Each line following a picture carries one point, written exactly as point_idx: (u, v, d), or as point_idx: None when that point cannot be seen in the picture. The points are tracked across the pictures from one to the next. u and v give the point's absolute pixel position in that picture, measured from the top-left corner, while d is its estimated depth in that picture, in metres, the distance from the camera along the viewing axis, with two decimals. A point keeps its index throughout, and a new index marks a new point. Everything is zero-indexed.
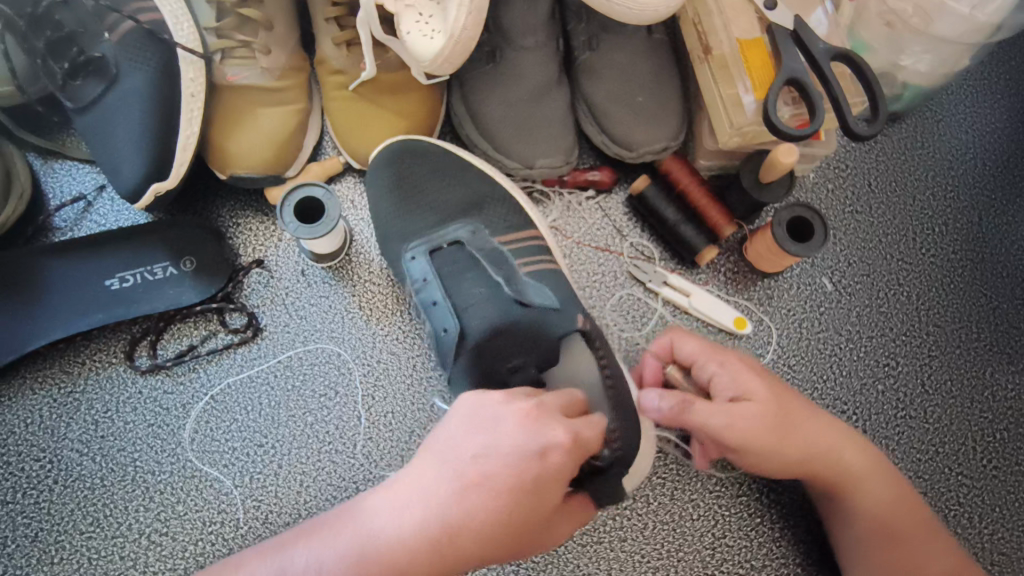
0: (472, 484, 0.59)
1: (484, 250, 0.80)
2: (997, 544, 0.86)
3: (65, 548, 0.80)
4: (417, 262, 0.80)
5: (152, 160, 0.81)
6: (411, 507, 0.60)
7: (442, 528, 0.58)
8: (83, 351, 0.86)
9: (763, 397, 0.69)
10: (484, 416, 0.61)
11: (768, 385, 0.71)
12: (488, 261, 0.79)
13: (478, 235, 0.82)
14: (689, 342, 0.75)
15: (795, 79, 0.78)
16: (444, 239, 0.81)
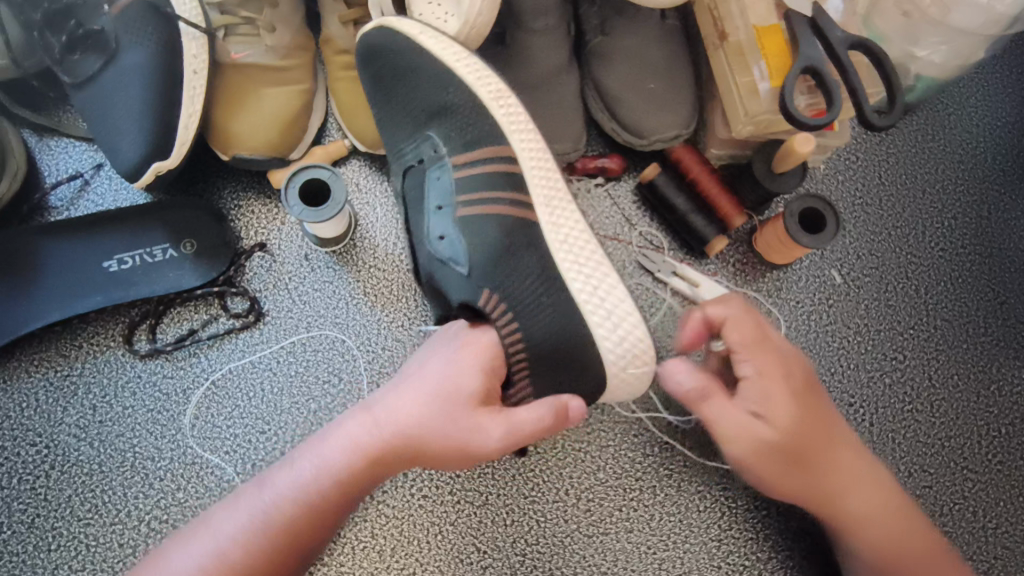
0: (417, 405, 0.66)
1: (435, 178, 0.76)
2: (1000, 538, 0.86)
3: (62, 535, 0.78)
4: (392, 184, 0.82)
5: (152, 138, 0.78)
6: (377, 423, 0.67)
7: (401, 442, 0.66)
8: (80, 334, 0.84)
9: (785, 419, 0.69)
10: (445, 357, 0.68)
11: (799, 400, 0.70)
12: (431, 190, 0.76)
13: (434, 156, 0.76)
14: (737, 330, 0.70)
15: (812, 67, 0.76)
16: (407, 157, 0.78)
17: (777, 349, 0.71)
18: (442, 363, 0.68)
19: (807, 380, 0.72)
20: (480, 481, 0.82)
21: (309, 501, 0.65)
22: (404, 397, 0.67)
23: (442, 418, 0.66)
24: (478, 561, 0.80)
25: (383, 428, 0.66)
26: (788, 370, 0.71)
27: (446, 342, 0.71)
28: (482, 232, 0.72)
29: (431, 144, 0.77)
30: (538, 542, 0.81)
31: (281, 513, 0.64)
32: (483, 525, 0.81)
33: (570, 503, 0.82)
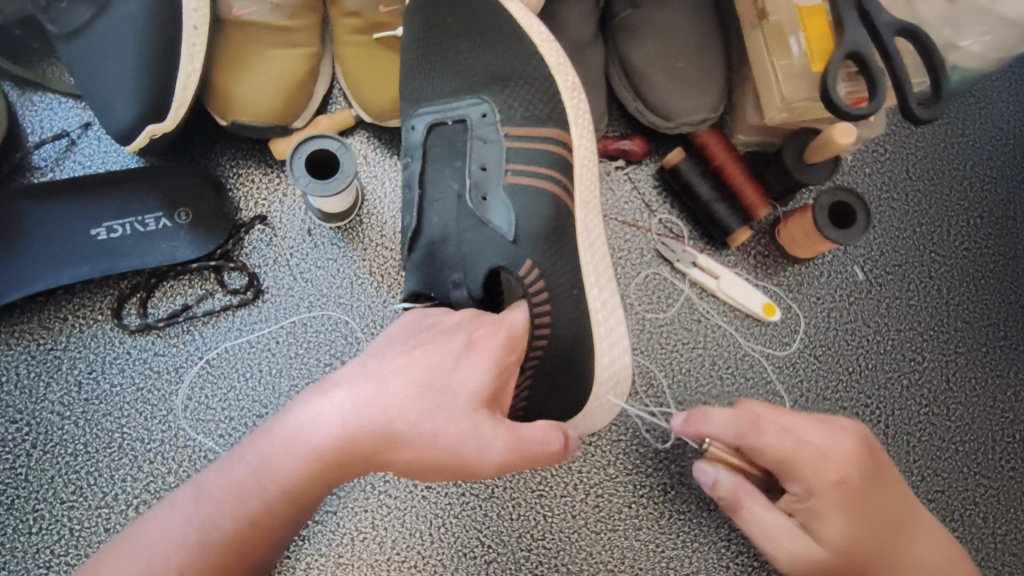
0: (400, 394, 0.56)
1: (483, 143, 0.73)
2: (1009, 545, 0.84)
3: (43, 517, 0.74)
4: (414, 134, 0.75)
5: (146, 98, 0.72)
6: (349, 415, 0.56)
7: (373, 437, 0.55)
8: (64, 306, 0.78)
9: (836, 534, 0.62)
10: (435, 338, 0.59)
11: (850, 512, 0.62)
12: (476, 152, 0.73)
13: (485, 121, 0.74)
14: (765, 438, 0.64)
15: (857, 53, 0.71)
16: (450, 115, 0.74)
17: (815, 453, 0.63)
18: (434, 351, 0.58)
19: (858, 480, 0.63)
20: (486, 474, 0.79)
21: (253, 516, 0.57)
22: (377, 400, 0.56)
23: (419, 433, 0.55)
24: (481, 555, 0.78)
25: (346, 437, 0.55)
26: (831, 479, 0.62)
27: (446, 335, 0.59)
28: (513, 206, 0.71)
29: (480, 108, 0.74)
30: (544, 538, 0.78)
31: (225, 530, 0.57)
32: (487, 518, 0.78)
33: (579, 498, 0.79)
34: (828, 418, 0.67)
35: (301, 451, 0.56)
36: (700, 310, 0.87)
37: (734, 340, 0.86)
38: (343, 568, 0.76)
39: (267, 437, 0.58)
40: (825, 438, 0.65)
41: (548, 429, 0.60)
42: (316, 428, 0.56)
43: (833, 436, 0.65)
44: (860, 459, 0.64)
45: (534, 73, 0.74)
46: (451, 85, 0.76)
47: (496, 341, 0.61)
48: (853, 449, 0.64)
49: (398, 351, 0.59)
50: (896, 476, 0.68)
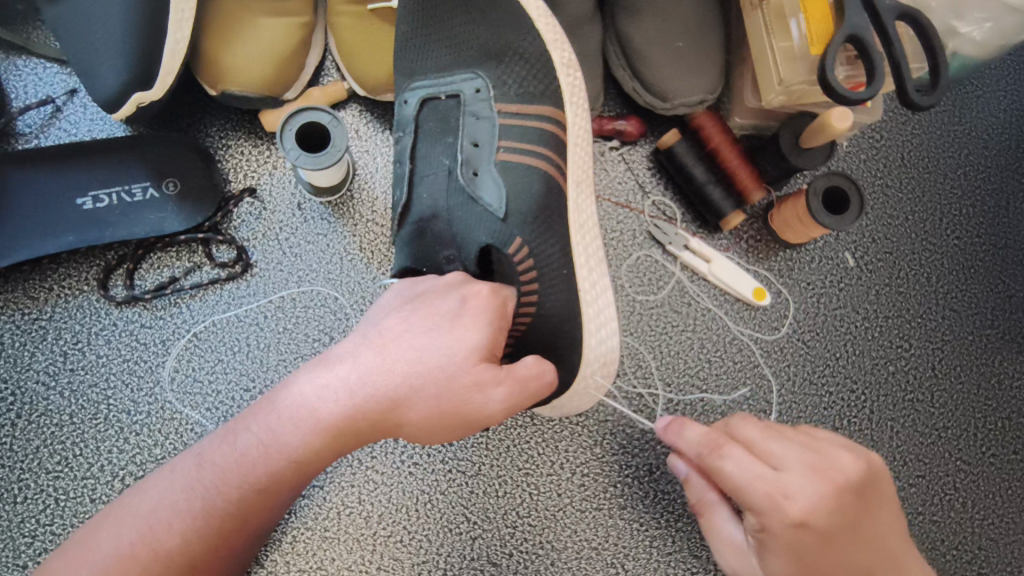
0: (396, 369, 0.56)
1: (476, 119, 0.72)
2: (986, 530, 0.86)
3: (29, 487, 0.74)
4: (406, 108, 0.74)
5: (132, 65, 0.70)
6: (348, 389, 0.56)
7: (372, 409, 0.56)
8: (50, 275, 0.78)
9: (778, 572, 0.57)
10: (430, 310, 0.58)
11: (801, 556, 0.54)
12: (469, 128, 0.72)
13: (479, 96, 0.73)
14: (724, 463, 0.57)
15: (857, 36, 0.70)
16: (444, 89, 0.73)
17: (778, 492, 0.54)
18: (430, 323, 0.57)
19: (824, 527, 0.54)
20: (474, 451, 0.79)
21: (257, 484, 0.58)
22: (378, 368, 0.56)
23: (419, 399, 0.56)
24: (467, 531, 0.78)
25: (349, 405, 0.56)
26: (787, 523, 0.53)
27: (441, 299, 0.59)
28: (503, 184, 0.70)
29: (474, 83, 0.73)
30: (530, 515, 0.79)
31: (225, 498, 0.58)
32: (473, 495, 0.79)
33: (564, 477, 0.80)
34: (819, 452, 0.56)
35: (304, 419, 0.56)
36: (691, 293, 0.87)
37: (724, 323, 0.87)
38: (329, 541, 0.77)
39: (270, 407, 0.58)
40: (800, 477, 0.54)
41: (538, 362, 0.60)
42: (318, 398, 0.56)
43: (810, 474, 0.54)
44: (839, 504, 0.54)
45: (529, 49, 0.73)
46: (444, 59, 0.74)
47: (490, 309, 0.59)
48: (828, 496, 0.54)
49: (397, 318, 0.58)
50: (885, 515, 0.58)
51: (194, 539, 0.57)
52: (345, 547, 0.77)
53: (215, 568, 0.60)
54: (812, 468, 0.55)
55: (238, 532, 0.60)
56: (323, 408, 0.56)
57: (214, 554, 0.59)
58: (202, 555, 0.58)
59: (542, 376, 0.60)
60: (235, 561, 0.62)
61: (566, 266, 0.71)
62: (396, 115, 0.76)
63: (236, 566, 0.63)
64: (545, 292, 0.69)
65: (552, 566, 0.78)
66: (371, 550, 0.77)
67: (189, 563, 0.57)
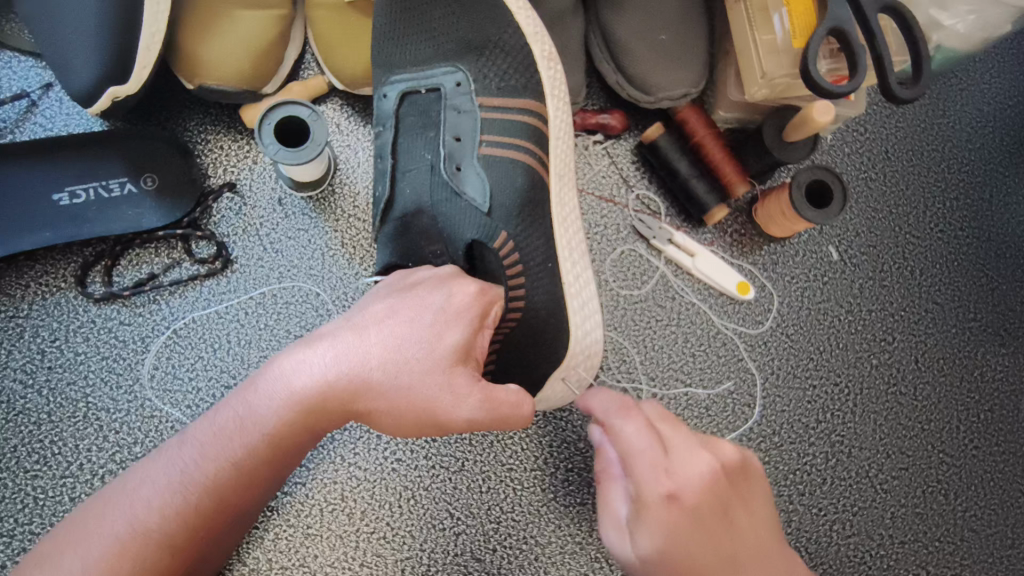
0: (374, 347, 0.56)
1: (457, 113, 0.72)
2: (968, 521, 0.86)
3: (7, 486, 0.73)
4: (386, 102, 0.74)
5: (106, 59, 0.69)
6: (326, 365, 0.56)
7: (349, 385, 0.55)
8: (27, 272, 0.77)
9: (645, 548, 0.53)
10: (413, 299, 0.58)
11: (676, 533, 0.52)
12: (450, 122, 0.71)
13: (459, 90, 0.72)
14: (624, 426, 0.56)
15: (839, 29, 0.70)
16: (425, 83, 0.73)
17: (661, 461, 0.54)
18: (410, 308, 0.57)
19: (696, 504, 0.53)
20: (457, 447, 0.79)
21: (236, 460, 0.57)
22: (358, 348, 0.56)
23: (396, 380, 0.55)
24: (450, 527, 0.78)
25: (329, 383, 0.56)
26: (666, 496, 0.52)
27: (426, 291, 0.58)
28: (486, 179, 0.70)
29: (455, 77, 0.72)
30: (513, 511, 0.79)
31: (203, 472, 0.57)
32: (456, 491, 0.79)
33: (548, 472, 0.79)
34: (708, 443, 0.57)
35: (285, 398, 0.56)
36: (676, 288, 0.87)
37: (709, 318, 0.86)
38: (312, 538, 0.76)
39: (252, 388, 0.58)
40: (687, 456, 0.54)
41: (519, 392, 0.58)
42: (299, 378, 0.56)
43: (699, 453, 0.54)
44: (715, 487, 0.54)
45: (510, 42, 0.73)
46: (425, 52, 0.74)
47: (476, 308, 0.58)
48: (706, 475, 0.54)
49: (380, 303, 0.59)
50: (765, 515, 0.57)
51: (172, 517, 0.56)
52: (329, 544, 0.76)
53: (193, 551, 0.58)
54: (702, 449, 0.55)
55: (218, 513, 0.58)
56: (303, 387, 0.56)
57: (192, 535, 0.57)
58: (181, 535, 0.57)
59: (517, 409, 0.57)
60: (213, 547, 0.61)
61: (547, 261, 0.71)
62: (376, 109, 0.75)
63: (213, 552, 0.61)
64: (527, 287, 0.68)
65: (536, 562, 0.78)
66: (354, 547, 0.76)
67: (168, 541, 0.56)
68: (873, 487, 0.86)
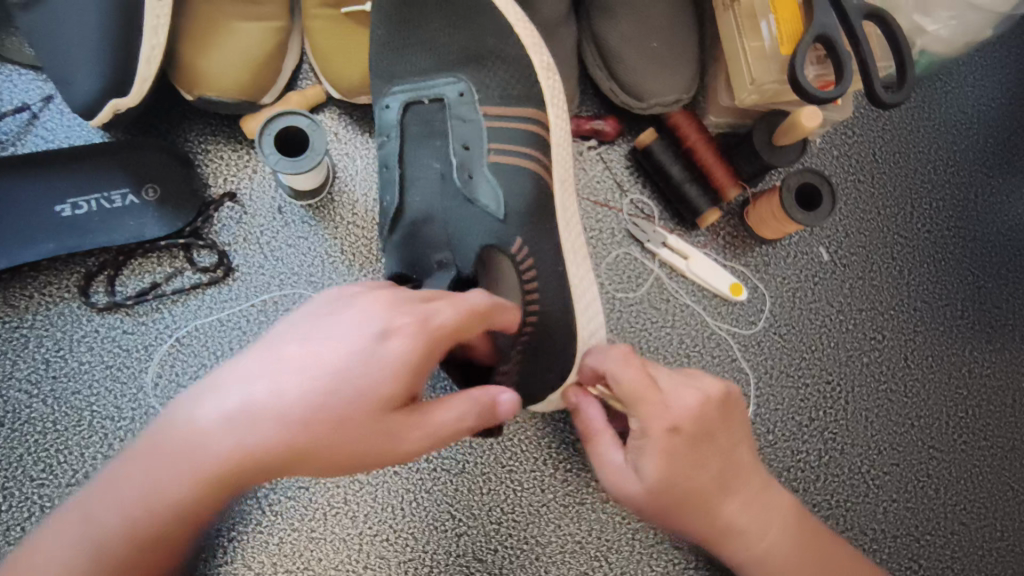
0: (304, 391, 0.46)
1: (462, 122, 0.73)
2: (958, 515, 0.88)
3: (14, 495, 0.74)
4: (388, 113, 0.75)
5: (108, 72, 0.70)
6: (239, 418, 0.45)
7: (273, 441, 0.45)
8: (30, 283, 0.78)
9: (648, 480, 0.63)
10: (351, 325, 0.48)
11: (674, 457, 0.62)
12: (457, 131, 0.73)
13: (463, 100, 0.73)
14: (621, 375, 0.63)
15: (827, 36, 0.71)
16: (427, 94, 0.74)
17: (659, 402, 0.62)
18: (351, 337, 0.47)
19: (690, 433, 0.62)
20: (457, 450, 0.80)
21: (151, 538, 0.48)
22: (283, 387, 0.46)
23: (340, 424, 0.46)
24: (452, 528, 0.79)
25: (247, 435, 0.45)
26: (664, 428, 0.62)
27: (367, 314, 0.48)
28: (498, 185, 0.71)
29: (456, 87, 0.74)
30: (514, 511, 0.80)
31: (112, 556, 0.47)
32: (458, 493, 0.80)
33: (548, 473, 0.81)
34: (697, 383, 0.65)
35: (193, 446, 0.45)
36: (670, 290, 0.88)
37: (703, 319, 0.88)
38: (315, 541, 0.77)
39: (147, 455, 0.46)
40: (675, 393, 0.63)
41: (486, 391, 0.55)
42: (210, 426, 0.45)
43: (685, 390, 0.64)
44: (702, 415, 0.63)
45: (505, 52, 0.74)
46: (423, 64, 0.75)
47: (448, 325, 0.50)
48: (697, 408, 0.63)
49: (304, 333, 0.47)
50: (741, 436, 0.68)
51: None
52: (333, 547, 0.77)
53: None
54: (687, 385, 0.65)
55: None
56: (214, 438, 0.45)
57: None
58: None
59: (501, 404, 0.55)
60: None
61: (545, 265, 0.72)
62: (377, 118, 0.77)
63: None
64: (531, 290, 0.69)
65: (537, 561, 0.80)
66: (358, 549, 0.78)
67: None
68: (865, 483, 0.88)
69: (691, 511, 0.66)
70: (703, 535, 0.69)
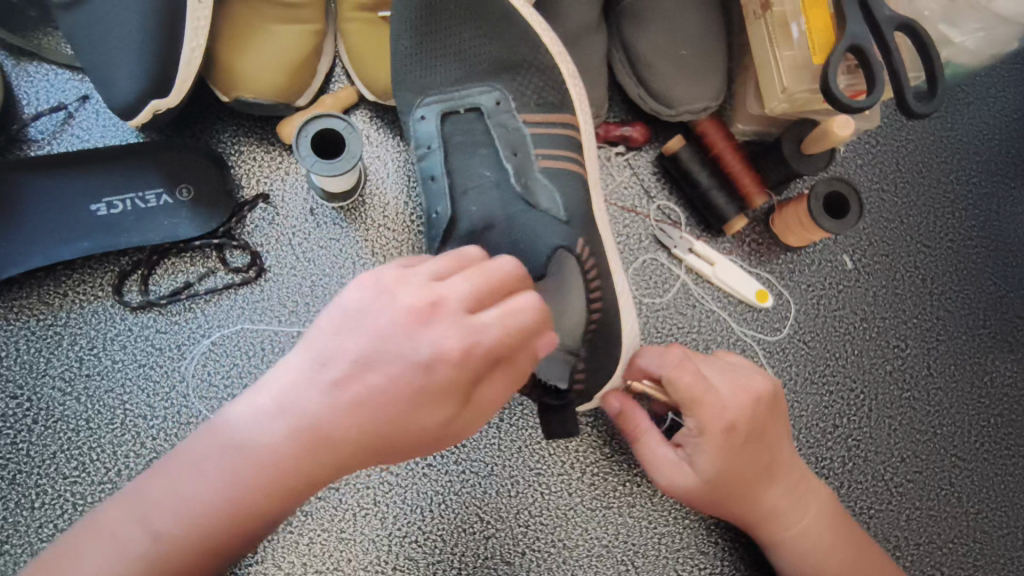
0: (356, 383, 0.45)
1: (502, 128, 0.75)
2: (980, 523, 0.88)
3: (47, 492, 0.74)
4: (424, 124, 0.75)
5: (148, 73, 0.70)
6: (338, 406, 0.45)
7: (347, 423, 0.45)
8: (64, 281, 0.78)
9: (706, 471, 0.69)
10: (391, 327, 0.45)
11: (726, 453, 0.68)
12: (501, 137, 0.74)
13: (500, 108, 0.75)
14: (680, 379, 0.67)
15: (858, 46, 0.72)
16: (463, 103, 0.75)
17: (719, 403, 0.67)
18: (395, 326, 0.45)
19: (745, 430, 0.68)
20: (486, 452, 0.81)
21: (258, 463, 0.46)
22: (371, 319, 0.46)
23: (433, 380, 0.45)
24: (480, 531, 0.79)
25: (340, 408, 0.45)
26: (721, 426, 0.67)
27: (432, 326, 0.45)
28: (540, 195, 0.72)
29: (491, 95, 0.75)
30: (542, 514, 0.80)
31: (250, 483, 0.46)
32: (486, 495, 0.80)
33: (575, 477, 0.81)
34: (744, 383, 0.70)
35: (259, 424, 0.46)
36: (696, 295, 0.89)
37: (728, 325, 0.89)
38: (345, 542, 0.78)
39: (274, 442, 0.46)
40: (727, 392, 0.68)
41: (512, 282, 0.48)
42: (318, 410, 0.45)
43: (736, 390, 0.69)
44: (752, 412, 0.69)
45: (539, 59, 0.75)
46: (458, 70, 0.76)
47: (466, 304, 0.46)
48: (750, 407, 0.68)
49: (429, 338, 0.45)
50: (783, 428, 0.73)
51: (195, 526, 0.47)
52: (362, 548, 0.78)
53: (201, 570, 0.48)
54: (736, 384, 0.70)
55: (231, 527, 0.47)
56: (346, 395, 0.45)
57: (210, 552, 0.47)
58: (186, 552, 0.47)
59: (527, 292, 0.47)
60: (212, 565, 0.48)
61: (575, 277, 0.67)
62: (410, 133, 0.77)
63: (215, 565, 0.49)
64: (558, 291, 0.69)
65: (564, 565, 0.80)
66: (387, 551, 0.78)
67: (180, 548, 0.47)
68: (889, 490, 0.88)
69: (738, 499, 0.71)
70: (750, 520, 0.73)
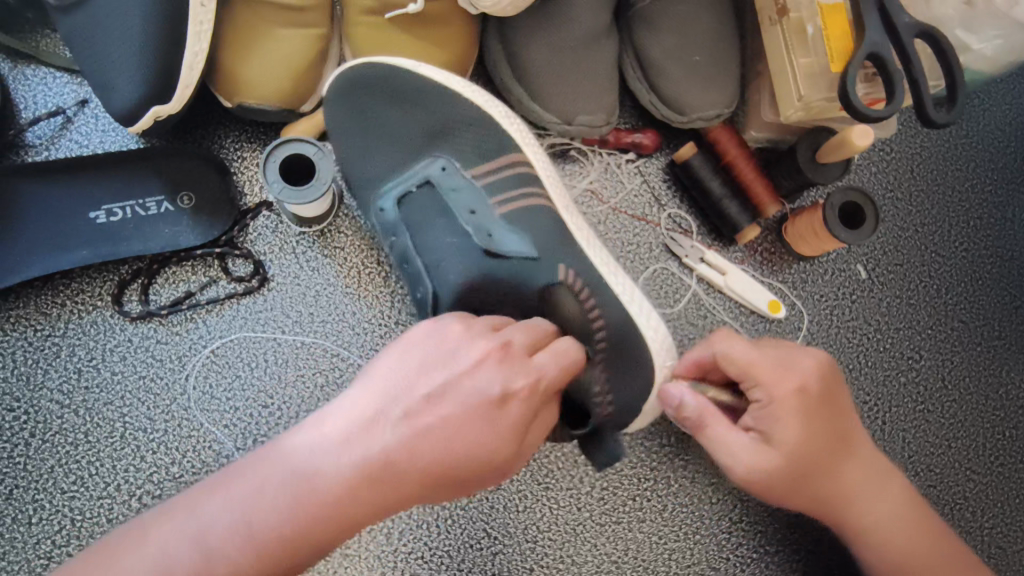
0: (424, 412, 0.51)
1: (456, 190, 0.72)
2: (994, 538, 0.87)
3: (44, 508, 0.72)
4: (386, 213, 0.74)
5: (149, 78, 0.68)
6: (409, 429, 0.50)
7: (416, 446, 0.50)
8: (62, 291, 0.76)
9: (787, 445, 0.62)
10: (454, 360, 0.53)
11: (804, 421, 0.62)
12: (458, 202, 0.72)
13: (447, 173, 0.73)
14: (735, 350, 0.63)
15: (877, 54, 0.71)
16: (412, 181, 0.74)
17: (777, 368, 0.62)
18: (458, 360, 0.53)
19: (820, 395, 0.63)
20: None
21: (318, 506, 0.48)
22: (440, 354, 0.53)
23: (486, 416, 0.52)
24: (487, 546, 0.78)
25: (410, 437, 0.50)
26: (790, 390, 0.61)
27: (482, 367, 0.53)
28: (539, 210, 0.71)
29: (437, 165, 0.74)
30: (550, 530, 0.79)
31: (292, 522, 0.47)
32: (494, 510, 0.78)
33: (584, 491, 0.80)
34: (781, 349, 0.64)
35: (326, 450, 0.49)
36: (707, 306, 0.87)
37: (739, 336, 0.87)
38: (350, 559, 0.76)
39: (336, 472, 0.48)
40: (798, 361, 0.63)
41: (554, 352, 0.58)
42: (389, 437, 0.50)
43: (806, 360, 0.64)
44: (823, 381, 0.63)
45: None
46: None
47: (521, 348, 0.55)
48: (817, 372, 0.63)
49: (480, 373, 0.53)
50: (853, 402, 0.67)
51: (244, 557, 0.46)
52: (367, 565, 0.76)
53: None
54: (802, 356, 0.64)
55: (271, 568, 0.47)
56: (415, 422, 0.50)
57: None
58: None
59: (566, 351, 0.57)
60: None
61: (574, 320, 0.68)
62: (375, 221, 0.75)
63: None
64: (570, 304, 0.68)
65: None
66: (392, 567, 0.76)
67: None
68: None
69: (820, 479, 0.65)
70: (832, 500, 0.66)
